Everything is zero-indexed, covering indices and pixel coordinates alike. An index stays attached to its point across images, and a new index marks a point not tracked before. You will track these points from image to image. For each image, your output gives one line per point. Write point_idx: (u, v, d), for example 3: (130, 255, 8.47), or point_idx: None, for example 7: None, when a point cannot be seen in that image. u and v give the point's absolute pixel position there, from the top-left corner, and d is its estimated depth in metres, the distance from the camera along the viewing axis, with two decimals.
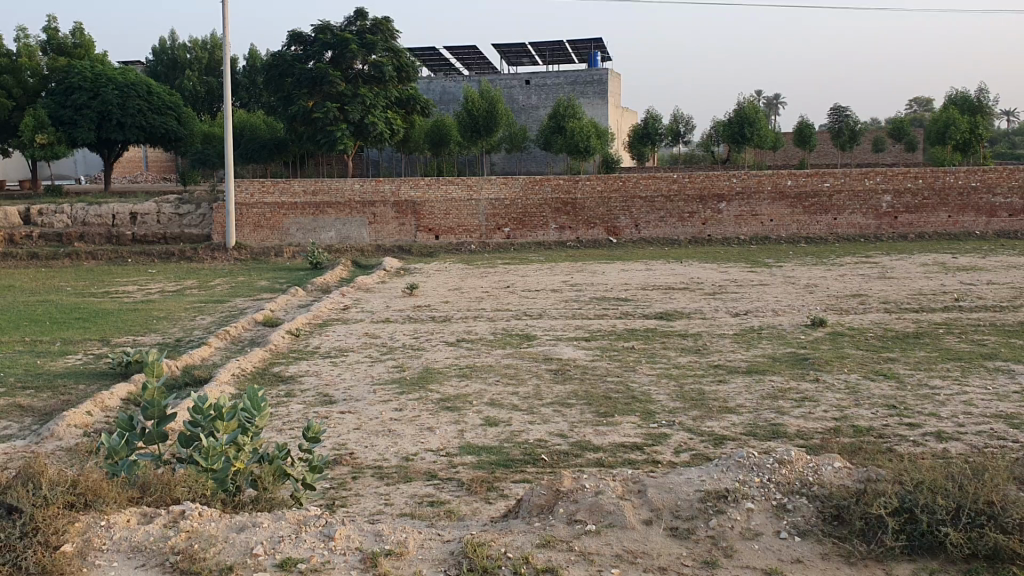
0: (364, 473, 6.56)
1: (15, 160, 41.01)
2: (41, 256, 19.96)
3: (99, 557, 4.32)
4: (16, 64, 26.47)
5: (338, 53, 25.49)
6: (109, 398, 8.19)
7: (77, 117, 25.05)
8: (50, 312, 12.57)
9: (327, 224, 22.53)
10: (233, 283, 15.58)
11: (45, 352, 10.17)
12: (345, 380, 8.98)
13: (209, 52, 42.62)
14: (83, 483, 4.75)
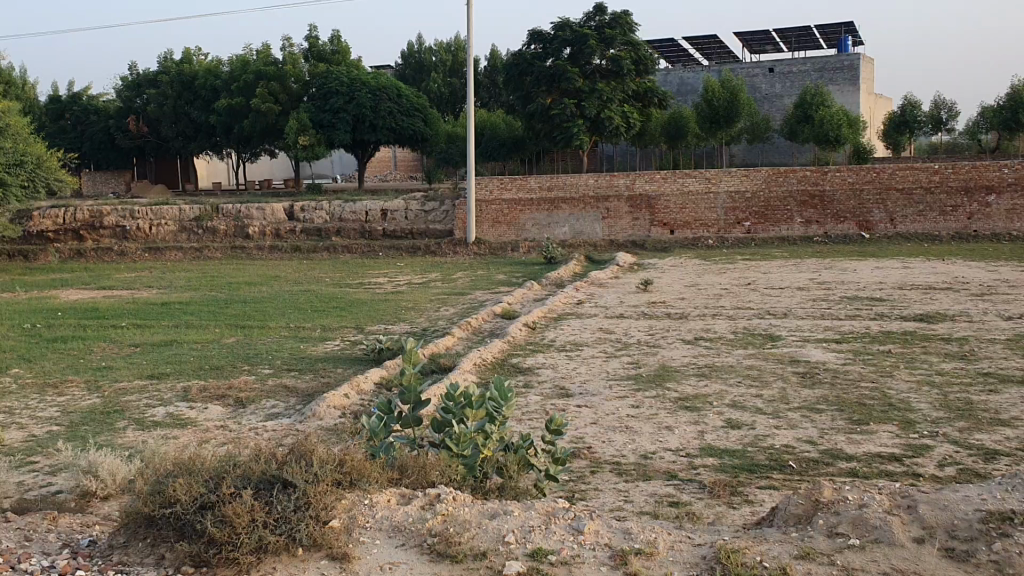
0: (602, 468, 6.52)
1: (281, 160, 44.70)
2: (303, 250, 21.61)
3: (363, 534, 4.55)
4: (283, 72, 28.85)
5: (578, 49, 25.75)
6: (364, 381, 8.66)
7: (336, 120, 26.96)
8: (313, 300, 13.54)
9: (562, 219, 22.82)
10: (473, 276, 16.11)
11: (309, 338, 10.94)
12: (582, 374, 8.99)
13: (453, 54, 44.34)
14: (348, 463, 5.01)
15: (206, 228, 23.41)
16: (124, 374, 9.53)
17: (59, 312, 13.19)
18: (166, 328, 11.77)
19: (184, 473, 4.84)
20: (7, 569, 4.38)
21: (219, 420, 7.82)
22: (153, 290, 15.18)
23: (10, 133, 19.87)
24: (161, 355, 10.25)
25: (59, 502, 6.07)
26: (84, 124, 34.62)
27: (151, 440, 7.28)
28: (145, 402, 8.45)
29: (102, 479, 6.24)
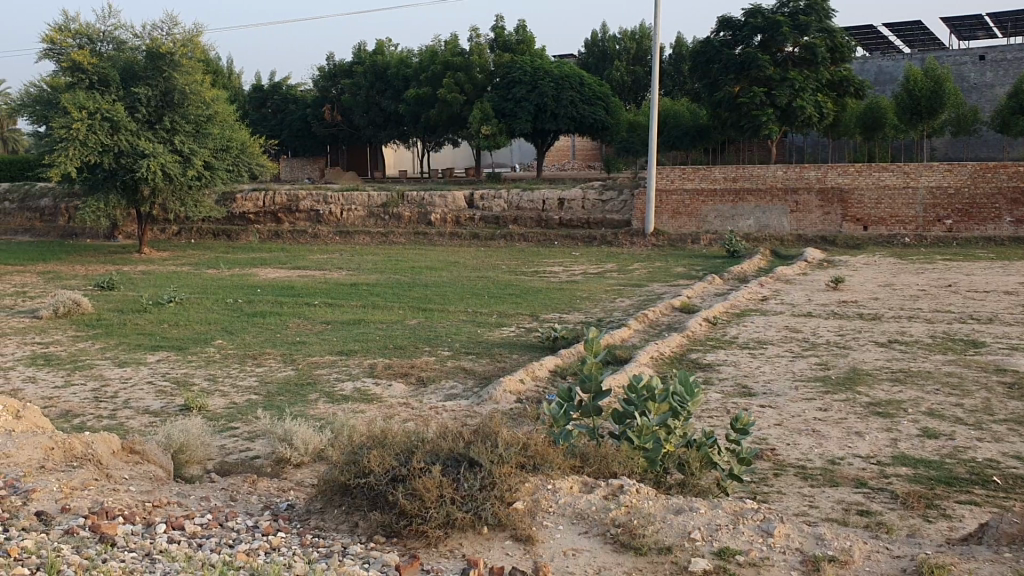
0: (786, 471, 6.28)
1: (463, 149, 45.90)
2: (481, 237, 22.12)
3: (547, 518, 4.58)
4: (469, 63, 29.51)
5: (769, 36, 24.99)
6: (540, 367, 8.70)
7: (518, 109, 27.34)
8: (491, 286, 13.77)
9: (746, 212, 22.18)
10: (651, 267, 15.93)
11: (486, 323, 11.13)
12: (765, 373, 8.70)
13: (638, 42, 43.86)
14: (533, 447, 5.04)
15: (391, 214, 24.27)
16: (315, 349, 10.02)
17: (259, 288, 14.04)
18: (353, 308, 12.29)
19: (377, 446, 5.03)
20: (218, 525, 4.71)
21: (402, 397, 8.07)
22: (343, 272, 15.91)
23: (218, 120, 21.35)
24: (350, 333, 10.70)
25: (257, 467, 6.46)
26: (284, 113, 36.82)
27: (340, 412, 7.60)
28: (335, 377, 8.86)
29: (296, 447, 6.57)
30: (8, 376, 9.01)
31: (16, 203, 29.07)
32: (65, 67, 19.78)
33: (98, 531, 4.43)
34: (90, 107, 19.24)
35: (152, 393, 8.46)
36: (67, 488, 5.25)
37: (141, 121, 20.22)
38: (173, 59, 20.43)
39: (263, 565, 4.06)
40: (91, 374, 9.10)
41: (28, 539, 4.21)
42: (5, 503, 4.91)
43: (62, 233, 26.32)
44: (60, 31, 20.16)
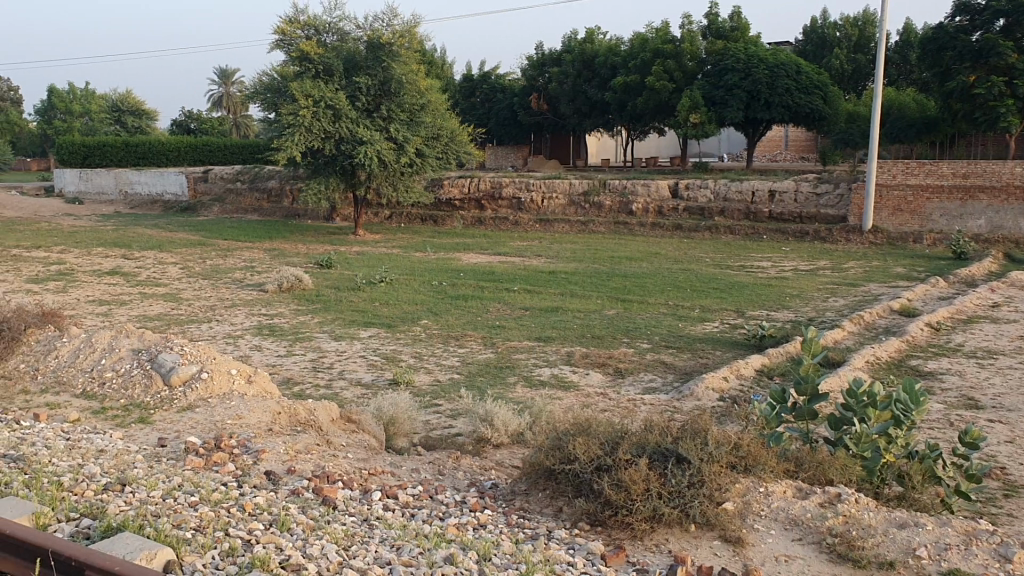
0: (1019, 493, 5.75)
1: (670, 138, 45.31)
2: (685, 228, 22.05)
3: (757, 522, 4.42)
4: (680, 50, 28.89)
5: (1014, 21, 22.98)
6: (744, 366, 8.42)
7: (729, 98, 26.69)
8: (693, 280, 13.49)
9: (976, 211, 20.57)
10: (867, 266, 15.10)
11: (687, 317, 10.93)
12: (995, 386, 8.02)
13: (861, 28, 41.51)
14: (745, 447, 4.88)
15: (593, 203, 24.26)
16: (514, 334, 10.19)
17: (462, 272, 14.45)
18: (553, 295, 12.39)
19: (582, 434, 5.03)
20: (428, 498, 4.88)
21: (600, 387, 8.05)
22: (543, 259, 16.09)
23: (431, 108, 22.07)
24: (549, 320, 10.81)
25: (459, 444, 6.61)
26: (492, 101, 37.80)
27: (539, 397, 7.68)
28: (533, 362, 8.98)
29: (496, 427, 6.69)
30: (236, 343, 9.73)
31: (247, 184, 31.36)
32: (294, 57, 21.09)
33: (320, 494, 4.69)
34: (315, 95, 20.46)
35: (363, 366, 8.90)
36: (292, 451, 5.61)
37: (360, 110, 21.31)
38: (391, 49, 21.34)
39: (474, 541, 4.15)
40: (309, 346, 9.67)
41: (260, 495, 4.51)
42: (239, 460, 5.31)
43: (284, 213, 28.17)
44: (291, 24, 21.50)
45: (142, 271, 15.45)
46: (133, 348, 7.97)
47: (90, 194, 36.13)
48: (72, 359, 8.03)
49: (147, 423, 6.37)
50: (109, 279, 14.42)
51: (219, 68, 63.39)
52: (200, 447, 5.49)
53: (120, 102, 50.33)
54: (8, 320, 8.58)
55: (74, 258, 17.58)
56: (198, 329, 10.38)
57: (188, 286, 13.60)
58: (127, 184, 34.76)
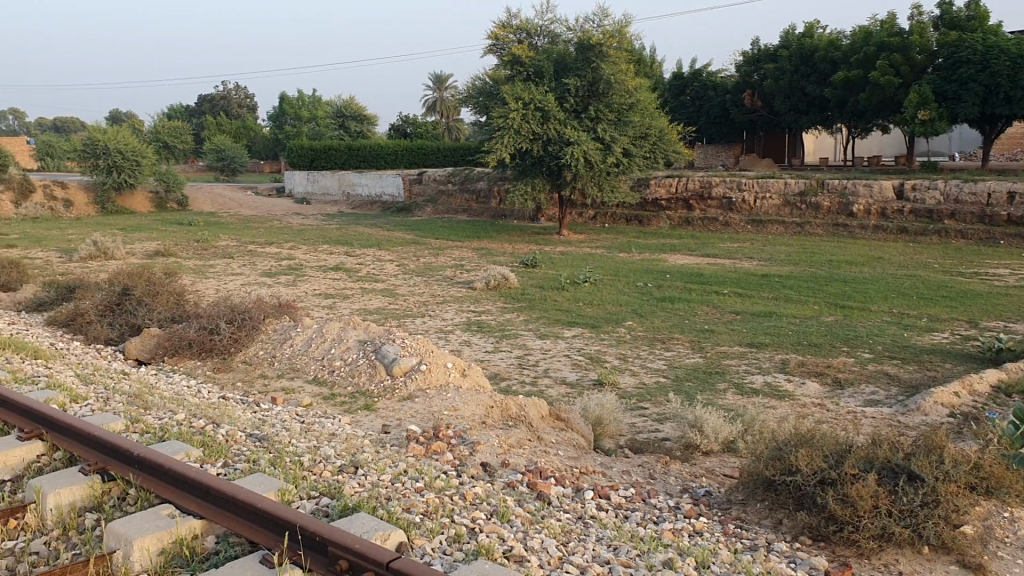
0: None
1: (894, 136, 42.75)
2: (911, 231, 20.92)
3: (1002, 550, 4.09)
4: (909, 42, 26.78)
5: None
6: (978, 381, 7.80)
7: (963, 92, 24.90)
8: (921, 287, 12.66)
9: None
10: None
11: (912, 326, 10.27)
12: None
13: None
14: (987, 468, 4.51)
15: (809, 204, 23.23)
16: (723, 338, 9.94)
17: (670, 273, 14.30)
18: (766, 299, 12.00)
19: (802, 445, 4.86)
20: (641, 500, 4.87)
21: (816, 397, 7.73)
22: (755, 262, 15.60)
23: (640, 107, 21.93)
24: (762, 325, 10.49)
25: (667, 449, 6.53)
26: (703, 99, 37.34)
27: (751, 405, 7.46)
28: (744, 368, 8.74)
29: (706, 434, 6.54)
30: (448, 337, 10.08)
31: (458, 184, 32.37)
32: (506, 60, 21.75)
33: (535, 489, 4.78)
34: (525, 98, 20.96)
35: (568, 365, 8.98)
36: (506, 445, 5.78)
37: (568, 110, 21.61)
38: (602, 49, 21.32)
39: (689, 546, 4.10)
40: (516, 343, 9.87)
41: (478, 486, 4.66)
42: (457, 450, 5.53)
43: (494, 213, 28.91)
44: (503, 29, 22.50)
45: (362, 267, 16.32)
46: (358, 340, 8.51)
47: (315, 194, 38.65)
48: (305, 347, 8.67)
49: (372, 410, 6.89)
50: (334, 274, 15.36)
51: (435, 74, 66.29)
52: (420, 437, 5.80)
53: (344, 108, 53.22)
54: (250, 311, 9.39)
55: (302, 254, 18.87)
56: (414, 323, 10.85)
57: (403, 283, 14.22)
58: (349, 185, 36.96)
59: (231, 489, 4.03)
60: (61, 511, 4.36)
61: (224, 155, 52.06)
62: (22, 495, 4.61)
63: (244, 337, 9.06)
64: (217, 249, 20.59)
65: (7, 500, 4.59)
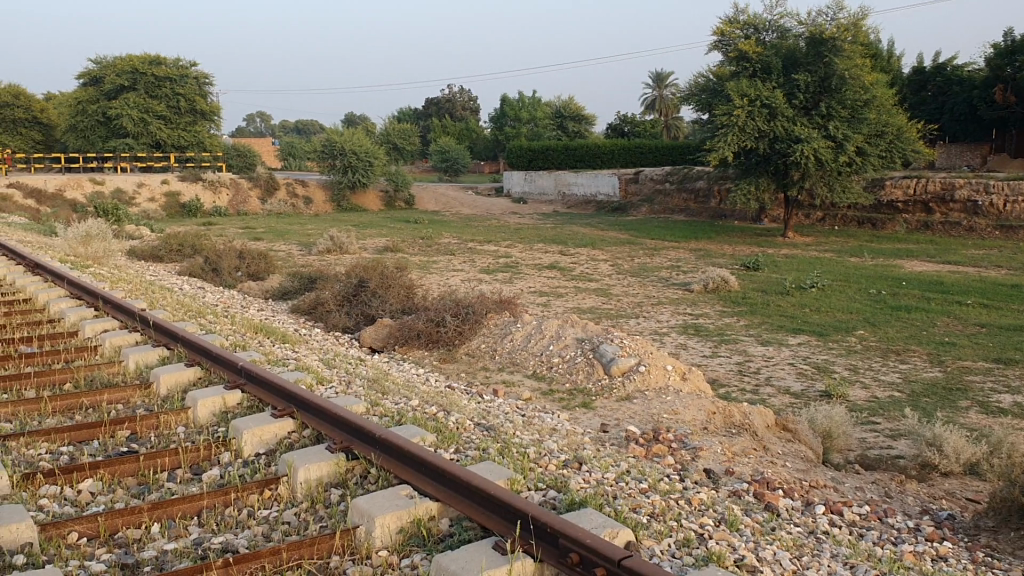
0: None
1: None
2: None
3: None
4: None
5: None
6: None
7: None
8: None
9: None
10: None
11: None
12: None
13: None
14: None
15: None
16: (967, 353, 9.23)
17: (906, 280, 13.45)
18: (1017, 312, 11.01)
19: None
20: (877, 519, 4.61)
21: None
22: (1003, 271, 14.39)
23: (876, 104, 20.91)
24: (1012, 341, 9.61)
25: (901, 466, 6.14)
26: (946, 95, 35.00)
27: (999, 427, 6.87)
28: (991, 386, 8.05)
29: (945, 454, 6.08)
30: (665, 340, 9.98)
31: (676, 184, 31.81)
32: (732, 57, 22.43)
33: (762, 499, 4.64)
34: (751, 95, 21.23)
35: (793, 374, 8.65)
36: (728, 453, 5.66)
37: (798, 107, 21.35)
38: (835, 44, 20.99)
39: (934, 572, 3.83)
40: (736, 348, 9.62)
41: (703, 492, 4.59)
42: (678, 455, 5.49)
43: (712, 214, 28.39)
44: (731, 25, 23.10)
45: (577, 266, 16.47)
46: (577, 337, 8.61)
47: (533, 194, 39.50)
48: (525, 342, 8.87)
49: (590, 408, 6.99)
50: (550, 272, 15.61)
51: (656, 72, 66.38)
52: (640, 438, 5.82)
53: (564, 109, 53.96)
54: (474, 306, 9.79)
55: (519, 252, 19.35)
56: (629, 324, 10.82)
57: (618, 283, 14.22)
58: (566, 185, 37.53)
59: (465, 474, 4.19)
60: (310, 485, 4.70)
61: (448, 157, 54.31)
62: (276, 468, 5.01)
63: (467, 331, 9.41)
64: (440, 245, 21.49)
65: (262, 471, 5.00)
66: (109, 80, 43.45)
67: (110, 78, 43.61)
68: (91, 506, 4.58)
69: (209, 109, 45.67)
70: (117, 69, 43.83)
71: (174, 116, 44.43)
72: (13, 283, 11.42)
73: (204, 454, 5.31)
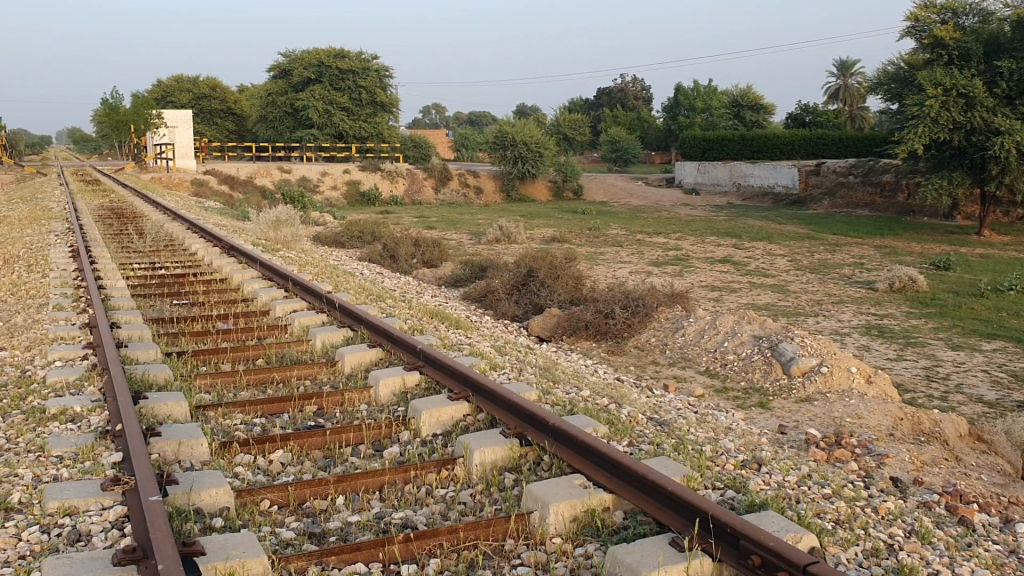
0: None
1: None
2: None
3: None
4: None
5: None
6: None
7: None
8: None
9: None
10: None
11: None
12: None
13: None
14: None
15: None
16: None
17: None
18: None
19: None
20: None
21: None
22: None
23: None
24: None
25: None
26: None
27: None
28: None
29: None
30: (845, 341, 9.56)
31: (860, 177, 30.46)
32: (926, 44, 21.42)
33: (956, 512, 4.38)
34: (946, 84, 20.28)
35: (987, 382, 8.08)
36: (917, 463, 5.38)
37: (999, 97, 20.03)
38: None
39: None
40: (923, 352, 9.10)
41: (891, 501, 4.37)
42: (862, 461, 5.28)
43: (899, 209, 27.00)
44: (926, 9, 21.99)
45: (752, 260, 16.04)
46: (754, 334, 8.39)
47: (706, 185, 38.78)
48: (698, 338, 8.73)
49: (767, 409, 6.82)
50: (723, 267, 15.27)
51: (841, 61, 63.88)
52: (821, 441, 5.62)
53: (741, 98, 52.65)
54: (645, 298, 9.71)
55: (690, 245, 19.05)
56: (807, 322, 10.45)
57: (795, 279, 13.74)
58: (741, 177, 36.65)
59: (640, 467, 4.15)
60: (485, 467, 4.80)
61: (618, 147, 54.12)
62: (452, 449, 5.15)
63: (638, 323, 9.35)
64: (609, 237, 21.45)
65: (439, 451, 5.15)
66: (296, 73, 45.95)
67: (298, 72, 46.03)
68: (281, 475, 4.86)
69: (388, 100, 47.38)
70: (304, 63, 46.32)
71: (356, 108, 46.37)
72: (211, 263, 12.25)
73: (385, 431, 5.52)
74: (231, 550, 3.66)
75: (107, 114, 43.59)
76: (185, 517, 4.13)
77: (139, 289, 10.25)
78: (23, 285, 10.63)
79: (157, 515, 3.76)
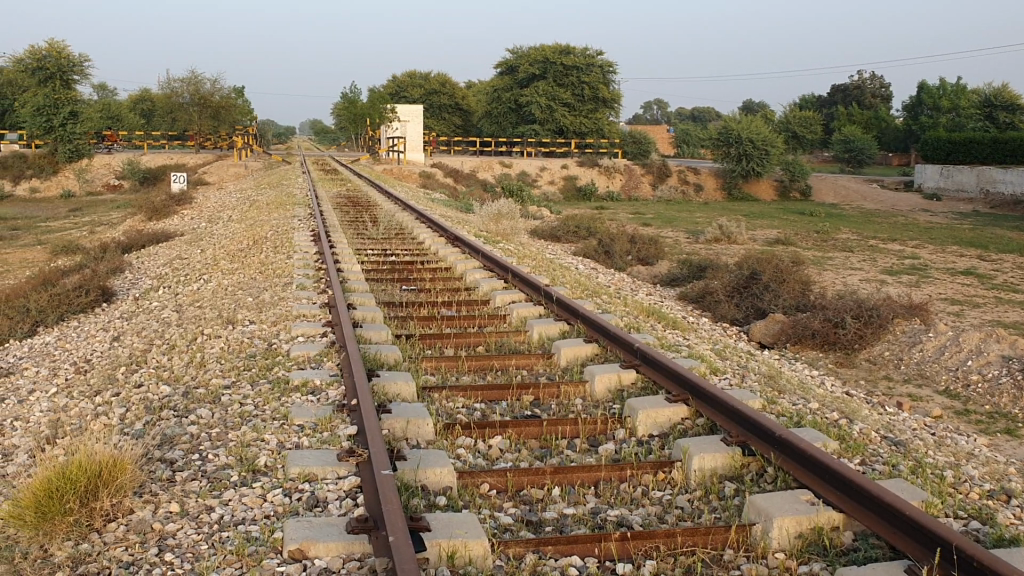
0: None
1: None
2: None
3: None
4: None
5: None
6: None
7: None
8: None
9: None
10: None
11: None
12: None
13: None
14: None
15: None
16: None
17: None
18: None
19: None
20: None
21: None
22: None
23: None
24: None
25: None
26: None
27: None
28: None
29: None
30: None
31: None
32: None
33: None
34: None
35: None
36: None
37: None
38: None
39: None
40: None
41: None
42: None
43: None
44: None
45: (1000, 273, 14.80)
46: (1003, 355, 7.77)
47: (949, 190, 36.18)
48: (938, 355, 8.19)
49: (1015, 437, 6.31)
50: (967, 279, 14.20)
51: None
52: None
53: (994, 97, 48.67)
54: (879, 309, 9.21)
55: (929, 254, 17.83)
56: None
57: None
58: (991, 182, 33.89)
59: (874, 487, 3.96)
60: (704, 474, 4.75)
61: (852, 147, 51.61)
62: (668, 451, 5.12)
63: (870, 335, 8.91)
64: (838, 241, 20.49)
65: (655, 453, 5.14)
66: (523, 70, 47.39)
67: (525, 68, 47.41)
68: (499, 462, 5.02)
69: (612, 97, 47.62)
70: (530, 59, 47.78)
71: (579, 104, 46.94)
72: (437, 252, 12.80)
73: (601, 427, 5.57)
74: (454, 529, 3.84)
75: (347, 107, 46.60)
76: (412, 492, 4.37)
77: (372, 273, 10.89)
78: (271, 264, 11.58)
79: (389, 488, 3.99)
